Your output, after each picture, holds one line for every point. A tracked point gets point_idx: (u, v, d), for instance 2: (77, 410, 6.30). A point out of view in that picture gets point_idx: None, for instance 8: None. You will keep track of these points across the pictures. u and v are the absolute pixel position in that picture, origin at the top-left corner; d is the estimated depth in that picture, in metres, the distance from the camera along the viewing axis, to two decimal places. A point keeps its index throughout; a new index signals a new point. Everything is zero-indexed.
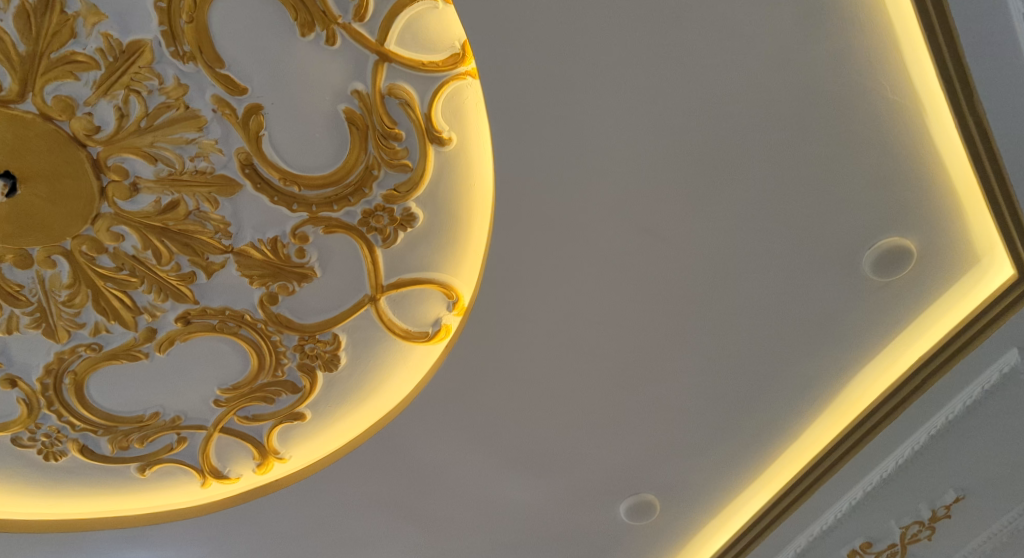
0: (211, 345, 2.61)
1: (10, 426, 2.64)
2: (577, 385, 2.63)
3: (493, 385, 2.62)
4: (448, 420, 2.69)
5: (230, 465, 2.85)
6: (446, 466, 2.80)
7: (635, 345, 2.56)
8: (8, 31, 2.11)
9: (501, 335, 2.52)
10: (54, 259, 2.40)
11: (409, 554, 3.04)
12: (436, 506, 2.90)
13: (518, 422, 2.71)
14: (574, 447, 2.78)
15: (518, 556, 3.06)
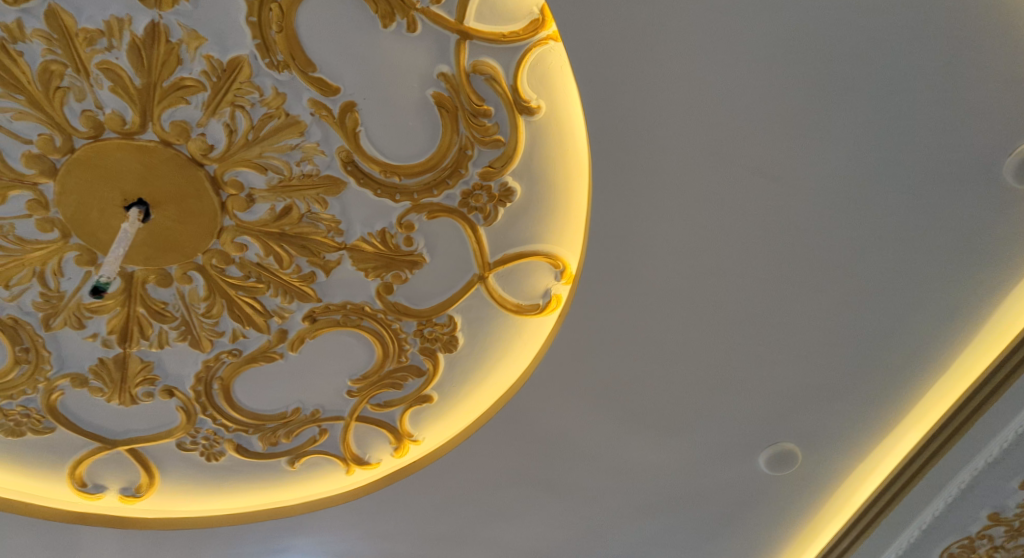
0: (339, 339, 2.76)
1: (174, 431, 2.91)
2: (698, 335, 2.61)
3: (611, 347, 2.64)
4: (571, 387, 2.73)
5: (370, 451, 3.02)
6: (576, 431, 2.85)
7: (753, 290, 2.50)
8: (123, 67, 2.25)
9: (612, 297, 2.53)
10: (190, 274, 2.59)
11: (550, 524, 3.09)
12: (570, 473, 2.95)
13: (641, 381, 2.72)
14: (703, 400, 2.76)
15: (658, 515, 3.07)
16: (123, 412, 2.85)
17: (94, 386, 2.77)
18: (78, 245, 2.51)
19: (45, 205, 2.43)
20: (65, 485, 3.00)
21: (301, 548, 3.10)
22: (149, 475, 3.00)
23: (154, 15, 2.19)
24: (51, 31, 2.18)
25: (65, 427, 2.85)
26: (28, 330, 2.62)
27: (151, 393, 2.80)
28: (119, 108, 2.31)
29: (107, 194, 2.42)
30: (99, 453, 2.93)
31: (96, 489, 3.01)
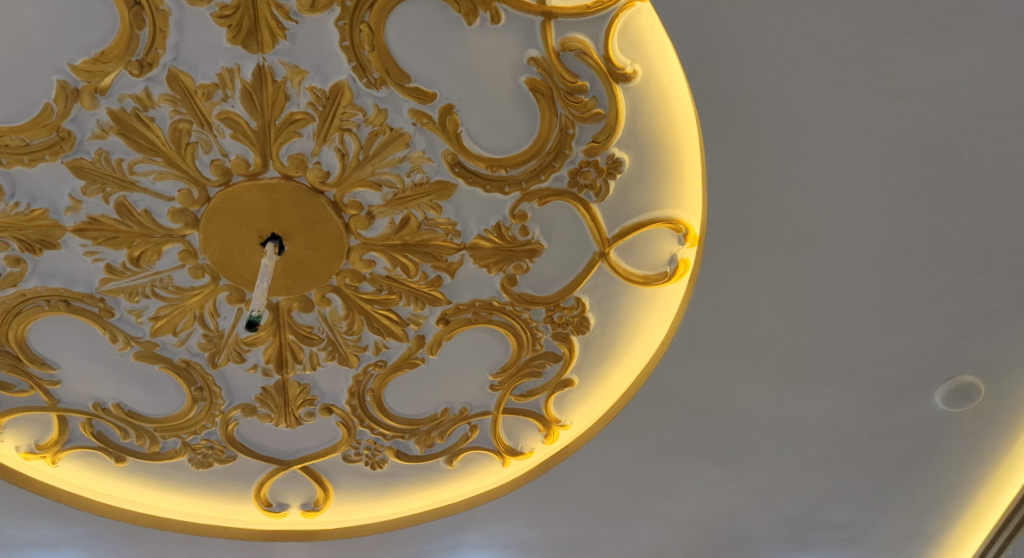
0: (475, 336, 2.84)
1: (339, 445, 3.10)
2: (840, 276, 2.50)
3: (748, 302, 2.58)
4: (713, 350, 2.70)
5: (521, 441, 3.11)
6: (725, 393, 2.81)
7: (891, 219, 2.38)
8: (239, 113, 2.39)
9: (740, 252, 2.48)
10: (329, 296, 2.72)
11: (711, 487, 3.09)
12: (725, 436, 2.93)
13: (786, 333, 2.64)
14: (857, 343, 2.64)
15: (824, 467, 2.98)
16: (291, 433, 3.06)
17: (262, 413, 2.99)
18: (228, 285, 2.70)
19: (194, 254, 2.63)
20: (252, 507, 3.26)
21: (474, 541, 3.24)
22: (324, 488, 3.23)
23: (259, 58, 2.32)
24: (173, 93, 2.35)
25: (244, 454, 3.10)
26: (199, 370, 2.85)
27: (313, 412, 3.00)
28: (242, 152, 2.46)
29: (244, 234, 2.59)
30: (277, 474, 3.17)
31: (280, 507, 3.26)
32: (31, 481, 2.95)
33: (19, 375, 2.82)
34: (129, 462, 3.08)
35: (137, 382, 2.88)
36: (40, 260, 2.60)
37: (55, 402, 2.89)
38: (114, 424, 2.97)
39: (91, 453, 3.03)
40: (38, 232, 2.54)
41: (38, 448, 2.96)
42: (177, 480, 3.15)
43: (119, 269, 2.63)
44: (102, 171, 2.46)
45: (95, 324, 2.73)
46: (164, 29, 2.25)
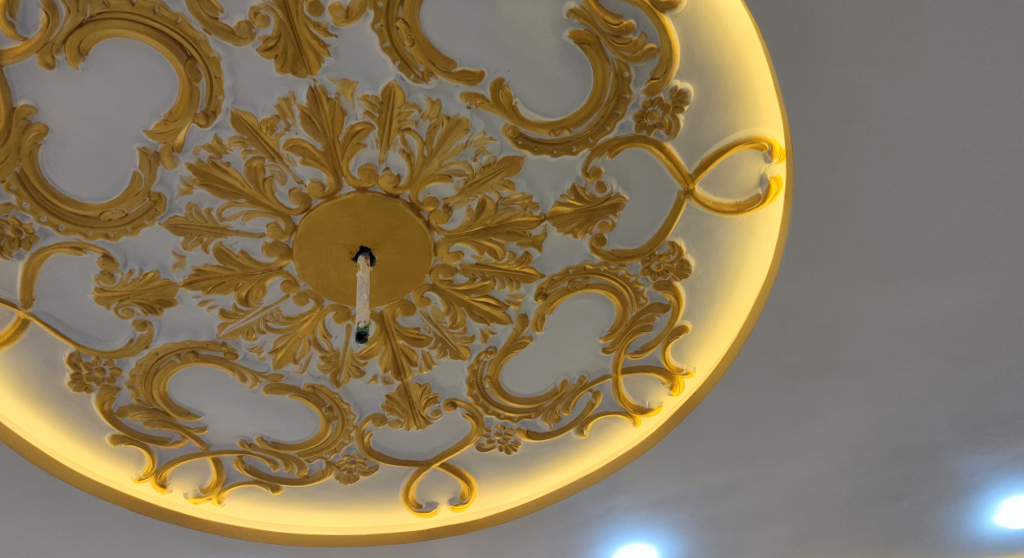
0: (577, 303, 2.81)
1: (470, 436, 3.15)
2: (947, 154, 2.33)
3: (851, 204, 2.45)
4: (825, 263, 2.58)
5: (648, 398, 3.07)
6: (852, 304, 2.67)
7: (993, 79, 2.20)
8: (304, 138, 2.44)
9: (829, 155, 2.36)
10: (426, 295, 2.76)
11: (857, 406, 2.94)
12: (861, 350, 2.78)
13: (901, 228, 2.49)
14: (982, 222, 2.46)
15: (979, 363, 2.77)
16: (424, 433, 3.14)
17: (392, 420, 3.07)
18: (332, 305, 2.77)
19: (295, 282, 2.71)
20: (405, 510, 3.36)
21: (625, 502, 3.23)
22: (466, 481, 3.29)
23: (309, 81, 2.35)
24: (240, 135, 2.42)
25: (386, 462, 3.19)
26: (325, 391, 2.96)
27: (439, 409, 3.06)
28: (315, 175, 2.51)
29: (335, 252, 2.66)
30: (420, 475, 3.25)
31: (430, 506, 3.35)
32: (205, 522, 3.15)
33: (171, 428, 3.00)
34: (285, 489, 3.23)
35: (274, 414, 3.02)
36: (163, 318, 2.75)
37: (207, 446, 3.07)
38: (263, 456, 3.12)
39: (250, 487, 3.21)
40: (155, 292, 2.68)
41: (204, 491, 3.16)
42: (332, 497, 3.29)
43: (232, 312, 2.74)
44: (196, 223, 2.57)
45: (224, 368, 2.87)
46: (218, 75, 2.32)
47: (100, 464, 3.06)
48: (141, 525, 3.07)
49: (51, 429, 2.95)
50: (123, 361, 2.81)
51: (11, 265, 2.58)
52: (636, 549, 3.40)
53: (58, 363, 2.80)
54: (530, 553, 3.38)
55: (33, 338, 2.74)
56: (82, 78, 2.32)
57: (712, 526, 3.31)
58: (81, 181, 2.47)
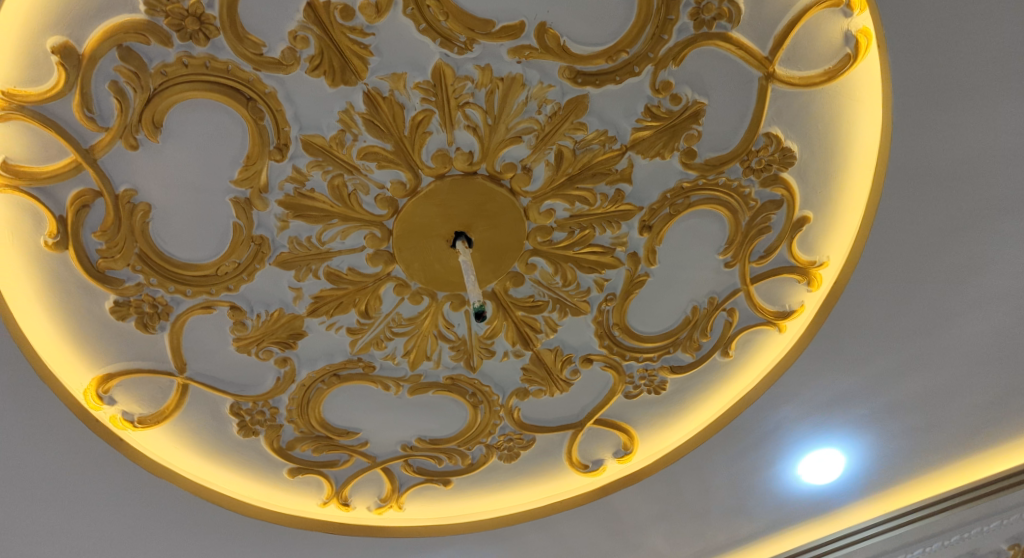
0: (686, 226, 2.78)
1: (616, 387, 3.13)
2: None
3: (939, 33, 2.35)
4: (929, 103, 2.47)
5: (786, 301, 2.96)
6: (974, 136, 2.52)
7: None
8: (374, 144, 2.48)
9: None
10: (531, 261, 2.79)
11: (1015, 246, 2.73)
12: (999, 183, 2.61)
13: (1001, 42, 2.36)
14: None
15: None
16: (569, 395, 3.14)
17: (535, 390, 3.09)
18: (446, 296, 2.80)
19: (406, 283, 2.76)
20: (575, 474, 3.37)
21: (793, 412, 3.15)
22: (625, 432, 3.27)
23: (361, 86, 2.38)
24: (315, 158, 2.48)
25: (542, 432, 3.21)
26: (464, 379, 3.00)
27: (577, 368, 3.06)
28: (394, 176, 2.55)
29: (434, 245, 2.70)
30: (578, 436, 3.25)
31: (597, 465, 3.35)
32: (393, 529, 3.27)
33: (337, 450, 3.12)
34: (456, 481, 3.30)
35: (425, 413, 3.09)
36: (300, 350, 2.85)
37: (374, 459, 3.18)
38: (426, 455, 3.20)
39: (423, 487, 3.30)
40: (286, 328, 2.78)
41: (384, 501, 3.29)
42: (503, 479, 3.34)
43: (357, 328, 2.81)
44: (301, 253, 2.64)
45: (367, 382, 2.95)
46: (279, 107, 2.39)
47: (286, 497, 3.23)
48: (338, 543, 3.24)
49: (235, 476, 3.14)
50: (277, 399, 2.94)
51: (158, 337, 2.74)
52: (818, 456, 3.26)
53: (223, 415, 2.96)
54: (710, 486, 3.32)
55: (196, 398, 2.91)
56: (165, 149, 2.43)
57: (893, 414, 3.13)
58: (192, 245, 2.59)
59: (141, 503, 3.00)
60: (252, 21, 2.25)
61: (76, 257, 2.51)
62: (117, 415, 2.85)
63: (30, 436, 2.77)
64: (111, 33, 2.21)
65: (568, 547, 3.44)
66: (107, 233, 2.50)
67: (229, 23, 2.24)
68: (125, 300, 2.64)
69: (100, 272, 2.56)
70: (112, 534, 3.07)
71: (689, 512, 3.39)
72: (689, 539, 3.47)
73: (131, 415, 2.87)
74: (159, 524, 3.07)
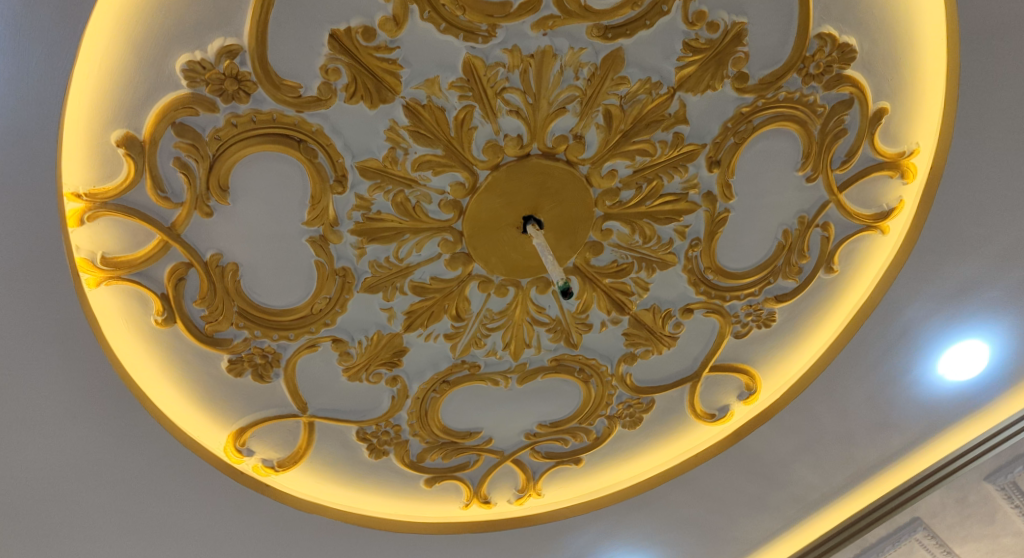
0: (755, 151, 2.70)
1: (724, 330, 3.07)
2: None
3: None
4: None
5: (882, 200, 2.84)
6: None
7: None
8: (425, 153, 2.52)
9: None
10: (606, 227, 2.77)
11: None
12: None
13: None
14: None
15: None
16: (678, 349, 3.09)
17: (642, 352, 3.06)
18: (531, 281, 2.81)
19: (489, 279, 2.78)
20: (703, 426, 3.32)
21: (918, 312, 2.99)
22: (744, 372, 3.20)
23: (399, 100, 2.43)
24: (374, 181, 2.54)
25: (659, 391, 3.17)
26: (569, 357, 3.01)
27: (679, 321, 3.02)
28: (452, 178, 2.59)
29: (506, 235, 2.71)
30: (697, 388, 3.20)
31: (724, 411, 3.29)
32: (538, 515, 3.32)
33: (465, 452, 3.19)
34: (587, 458, 3.32)
35: (540, 399, 3.11)
36: (406, 366, 2.92)
37: (502, 453, 3.23)
38: (551, 439, 3.22)
39: (557, 470, 3.33)
40: (388, 348, 2.85)
41: (522, 491, 3.34)
42: (632, 445, 3.33)
43: (454, 332, 2.86)
44: (384, 274, 2.70)
45: (477, 382, 3.00)
46: (329, 142, 2.46)
47: (429, 507, 3.32)
48: (490, 541, 3.30)
49: (377, 496, 3.25)
50: (397, 417, 3.02)
51: (275, 385, 2.86)
52: (955, 350, 3.09)
53: (352, 443, 3.07)
54: (847, 407, 3.20)
55: (324, 433, 3.03)
56: (237, 209, 2.53)
57: None
58: (283, 292, 2.70)
59: (300, 541, 3.14)
60: (284, 67, 2.33)
61: (185, 328, 2.65)
62: (259, 463, 3.01)
63: (186, 502, 2.94)
64: (164, 113, 2.32)
65: (717, 499, 3.38)
66: (206, 299, 2.63)
67: (263, 74, 2.32)
68: (238, 356, 2.77)
69: (210, 336, 2.70)
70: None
71: (831, 440, 3.27)
72: (841, 467, 3.34)
73: (271, 460, 3.03)
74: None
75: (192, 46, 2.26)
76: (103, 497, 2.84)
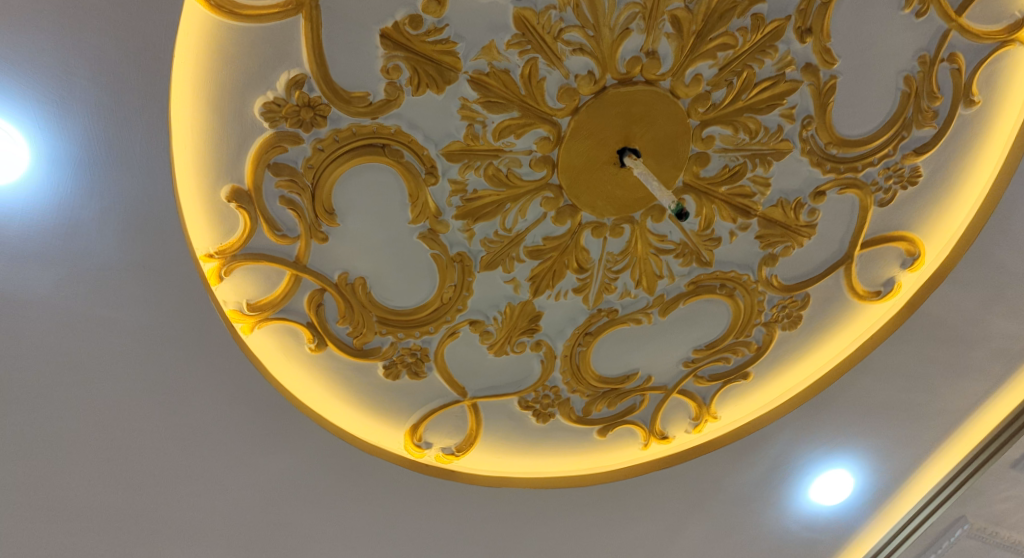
0: (847, 5, 2.48)
1: (866, 202, 2.86)
2: None
3: None
4: None
5: (1013, 9, 2.58)
6: None
7: None
8: (502, 119, 2.50)
9: None
10: (706, 134, 2.64)
11: None
12: None
13: None
14: None
15: None
16: (819, 236, 2.91)
17: (782, 249, 2.91)
18: (644, 213, 2.74)
19: (602, 222, 2.74)
20: (872, 307, 3.11)
21: None
22: (900, 239, 2.96)
23: (463, 76, 2.42)
24: (462, 162, 2.55)
25: (811, 285, 3.01)
26: (705, 276, 2.91)
27: (813, 208, 2.84)
28: (536, 135, 2.56)
29: (606, 174, 2.65)
30: (853, 269, 3.00)
31: (890, 285, 3.05)
32: (721, 438, 3.25)
33: (629, 396, 3.18)
34: (754, 370, 3.21)
35: (688, 324, 3.04)
36: (546, 328, 2.94)
37: (666, 387, 3.19)
38: (711, 361, 3.14)
39: (726, 389, 3.25)
40: (524, 316, 2.88)
41: (697, 419, 3.29)
42: (799, 345, 3.18)
43: (582, 284, 2.85)
44: (498, 248, 2.72)
45: (619, 325, 2.97)
46: (410, 137, 2.50)
47: (609, 456, 3.34)
48: (681, 475, 3.26)
49: (557, 457, 3.30)
50: (553, 379, 3.06)
51: (431, 378, 2.98)
52: None
53: (518, 413, 3.14)
54: None
55: (489, 410, 3.12)
56: (346, 227, 2.63)
57: None
58: (411, 292, 2.79)
59: (498, 519, 3.21)
60: (349, 80, 2.38)
61: (336, 348, 2.82)
62: (439, 452, 3.14)
63: (384, 505, 3.10)
64: (257, 158, 2.44)
65: (909, 378, 3.16)
66: (346, 317, 2.77)
67: (332, 94, 2.38)
68: (390, 360, 2.90)
69: (359, 349, 2.85)
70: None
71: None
72: None
73: (449, 447, 3.15)
74: (518, 531, 3.26)
75: (263, 88, 2.36)
76: (311, 517, 3.06)
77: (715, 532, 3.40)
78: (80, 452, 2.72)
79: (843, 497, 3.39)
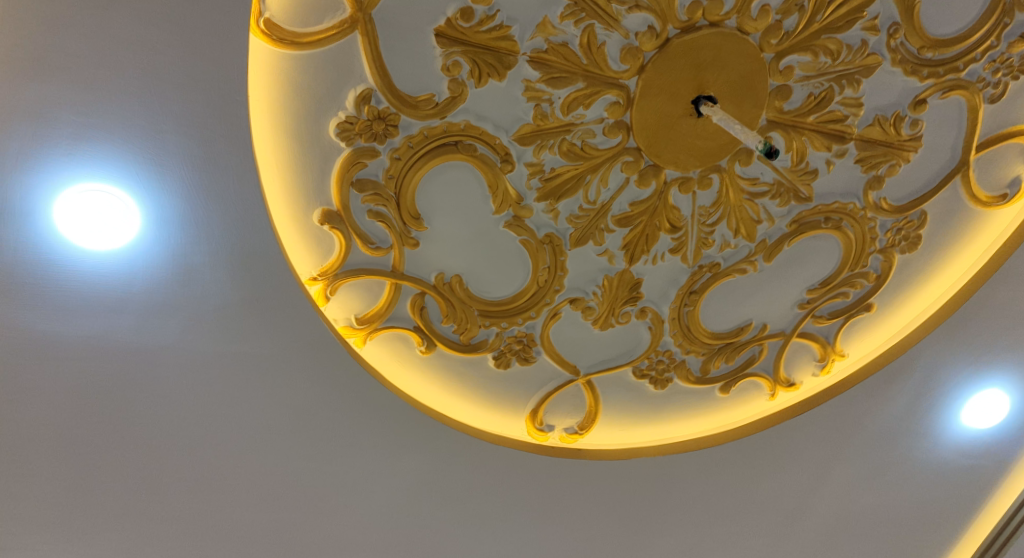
0: None
1: (975, 102, 2.64)
2: None
3: None
4: None
5: None
6: None
7: None
8: (569, 93, 2.47)
9: None
10: (784, 65, 2.51)
11: None
12: None
13: None
14: None
15: None
16: (926, 148, 2.72)
17: (887, 169, 2.74)
18: (730, 159, 2.65)
19: (688, 176, 2.67)
20: (999, 212, 2.88)
21: None
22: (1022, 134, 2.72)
23: (523, 58, 2.40)
24: (536, 144, 2.54)
25: (925, 201, 2.82)
26: (807, 212, 2.78)
27: (914, 119, 2.65)
28: (605, 102, 2.51)
29: (684, 127, 2.57)
30: (971, 176, 2.79)
31: (1016, 186, 2.83)
32: (850, 377, 3.12)
33: (747, 347, 3.09)
34: (877, 300, 3.05)
35: (796, 265, 2.92)
36: (649, 294, 2.90)
37: (784, 333, 3.08)
38: (828, 298, 3.01)
39: (850, 325, 3.10)
40: (624, 286, 2.85)
41: (823, 360, 3.16)
42: (923, 267, 2.99)
43: (678, 243, 2.79)
44: (586, 223, 2.70)
45: (724, 278, 2.89)
46: (481, 129, 2.51)
47: (736, 411, 3.27)
48: (814, 419, 3.14)
49: (683, 420, 3.26)
50: (664, 343, 3.02)
51: (542, 361, 3.00)
52: None
53: (635, 383, 3.12)
54: None
55: (605, 384, 3.12)
56: (434, 229, 2.68)
57: None
58: (508, 281, 2.81)
59: (634, 491, 3.19)
60: (413, 86, 2.42)
61: (446, 346, 2.88)
62: (563, 433, 3.17)
63: (520, 492, 3.13)
64: (341, 177, 2.51)
65: None
66: (449, 315, 2.82)
67: (399, 102, 2.42)
68: (499, 351, 2.94)
69: (467, 344, 2.90)
70: (636, 529, 3.26)
71: None
72: None
73: (572, 427, 3.17)
74: (657, 501, 3.22)
75: (334, 109, 2.43)
76: (451, 514, 3.12)
77: (863, 474, 3.26)
78: (231, 481, 2.89)
79: (999, 418, 3.17)
